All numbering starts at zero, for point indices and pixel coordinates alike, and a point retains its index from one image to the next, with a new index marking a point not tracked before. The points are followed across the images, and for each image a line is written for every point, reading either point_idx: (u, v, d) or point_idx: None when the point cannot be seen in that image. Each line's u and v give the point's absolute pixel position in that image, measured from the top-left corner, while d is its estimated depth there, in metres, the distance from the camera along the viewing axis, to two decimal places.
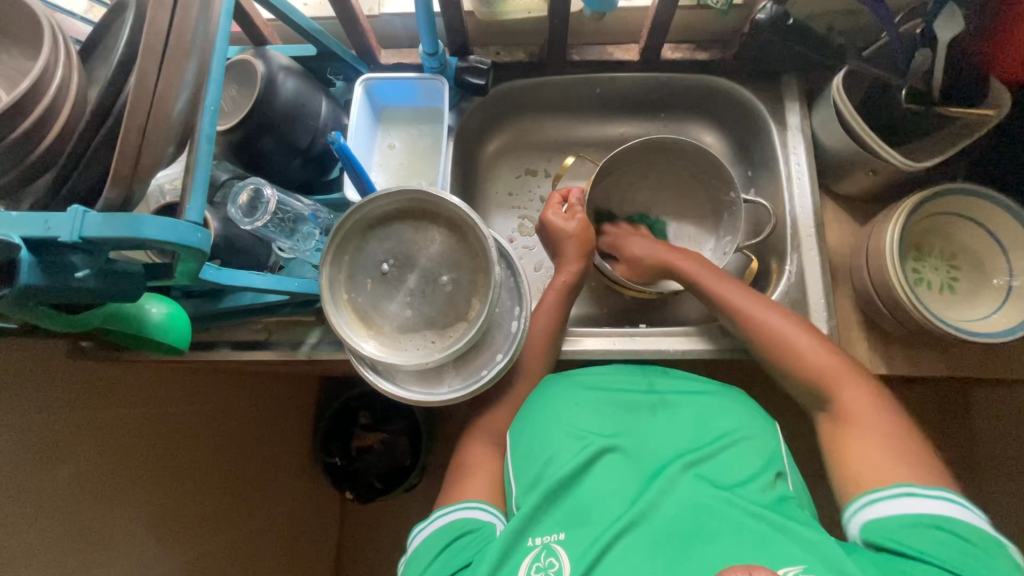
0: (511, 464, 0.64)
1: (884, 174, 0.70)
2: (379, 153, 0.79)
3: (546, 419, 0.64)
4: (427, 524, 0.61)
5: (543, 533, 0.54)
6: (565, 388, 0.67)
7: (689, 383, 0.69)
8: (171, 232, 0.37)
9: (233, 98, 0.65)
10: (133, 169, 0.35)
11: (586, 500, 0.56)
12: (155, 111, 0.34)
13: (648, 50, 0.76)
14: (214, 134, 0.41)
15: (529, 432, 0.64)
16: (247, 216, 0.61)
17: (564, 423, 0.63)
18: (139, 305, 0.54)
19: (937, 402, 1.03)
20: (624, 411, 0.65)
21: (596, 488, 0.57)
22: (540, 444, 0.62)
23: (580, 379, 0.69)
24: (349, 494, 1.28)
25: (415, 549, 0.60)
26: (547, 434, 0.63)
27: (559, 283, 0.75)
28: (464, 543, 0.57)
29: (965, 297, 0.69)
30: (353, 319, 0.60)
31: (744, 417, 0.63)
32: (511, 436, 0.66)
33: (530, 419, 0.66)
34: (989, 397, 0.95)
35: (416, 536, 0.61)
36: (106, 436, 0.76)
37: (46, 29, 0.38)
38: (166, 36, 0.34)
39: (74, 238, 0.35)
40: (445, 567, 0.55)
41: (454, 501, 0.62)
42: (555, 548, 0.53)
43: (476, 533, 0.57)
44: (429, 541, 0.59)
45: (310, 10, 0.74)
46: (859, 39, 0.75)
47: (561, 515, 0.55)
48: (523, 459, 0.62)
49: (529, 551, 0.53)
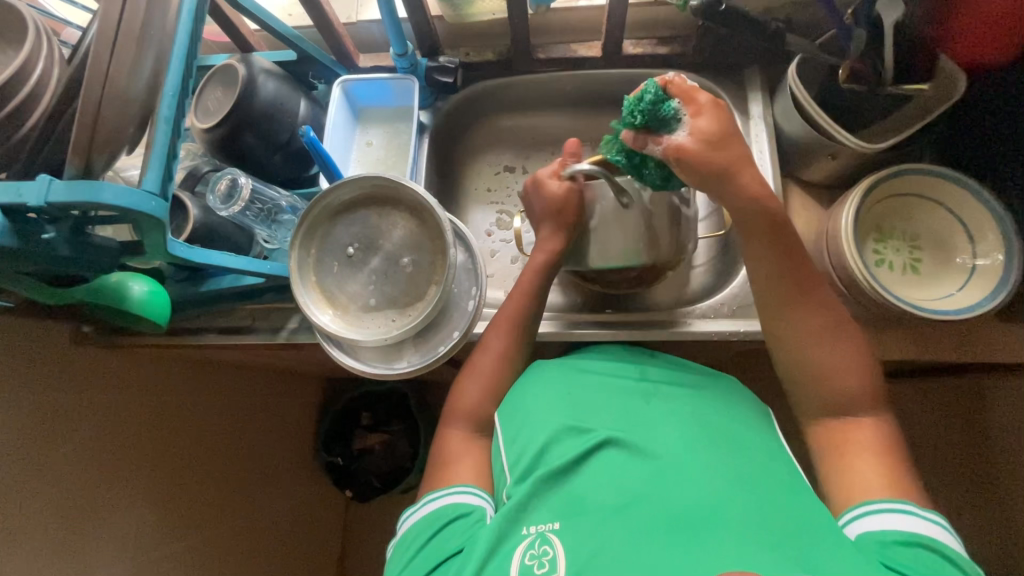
0: (501, 452, 0.65)
1: (843, 158, 0.71)
2: (358, 150, 0.84)
3: (534, 415, 0.64)
4: (414, 510, 0.63)
5: (539, 521, 0.55)
6: (555, 377, 0.69)
7: (672, 368, 0.70)
8: (124, 197, 0.41)
9: (217, 99, 0.71)
10: (91, 141, 0.39)
11: (577, 493, 0.56)
12: (108, 90, 0.39)
13: (609, 46, 0.80)
14: (173, 116, 0.45)
15: (515, 423, 0.65)
16: (223, 202, 0.65)
17: (551, 412, 0.64)
18: (122, 283, 0.56)
19: (947, 404, 1.00)
20: (614, 399, 0.65)
21: (586, 482, 0.56)
22: (528, 432, 0.63)
23: (572, 367, 0.70)
24: (349, 492, 1.32)
25: (403, 534, 0.61)
26: (534, 420, 0.64)
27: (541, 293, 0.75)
28: (451, 533, 0.58)
29: (927, 277, 0.68)
30: (320, 299, 0.64)
31: (728, 409, 0.63)
32: (500, 425, 0.67)
33: (515, 409, 0.67)
34: (999, 396, 0.91)
35: (405, 521, 0.63)
36: (102, 424, 0.80)
37: (33, 30, 0.44)
38: (118, 24, 0.38)
39: (41, 204, 0.40)
40: (433, 558, 0.57)
41: (445, 486, 0.63)
42: (549, 536, 0.53)
43: (465, 518, 0.58)
44: (416, 528, 0.60)
45: (293, 20, 0.81)
46: (817, 29, 0.76)
47: (551, 507, 0.55)
48: (512, 451, 0.63)
49: (524, 539, 0.54)
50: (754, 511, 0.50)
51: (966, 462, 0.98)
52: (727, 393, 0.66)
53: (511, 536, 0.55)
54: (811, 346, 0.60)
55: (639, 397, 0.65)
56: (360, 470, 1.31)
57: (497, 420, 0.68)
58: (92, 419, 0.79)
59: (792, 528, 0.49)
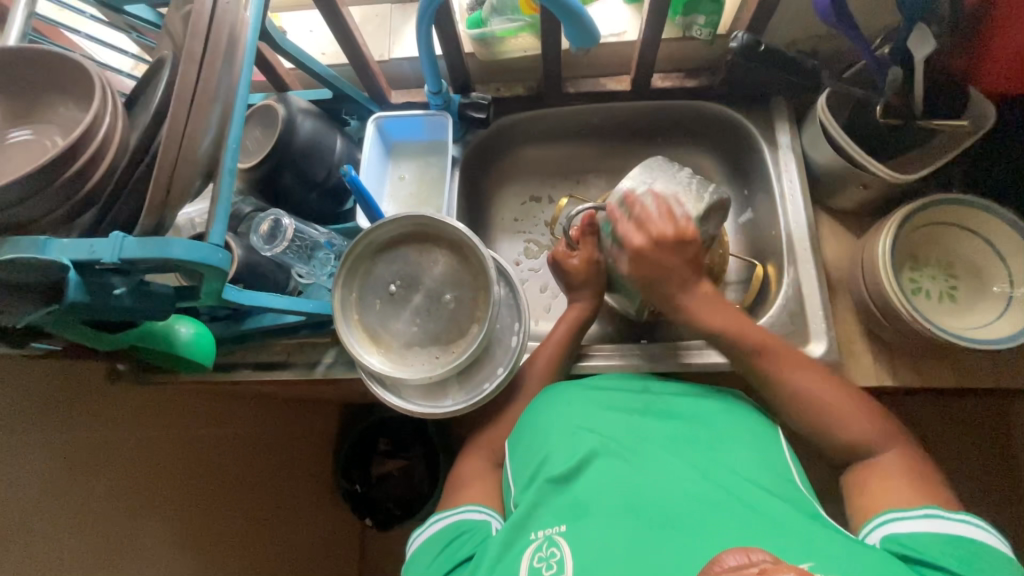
0: (506, 472, 0.63)
1: (875, 188, 0.72)
2: (390, 184, 0.85)
3: (538, 428, 0.62)
4: (425, 528, 0.63)
5: (545, 525, 0.53)
6: (558, 390, 0.65)
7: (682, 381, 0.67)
8: (194, 252, 0.42)
9: (257, 139, 0.72)
10: (164, 199, 0.40)
11: (579, 494, 0.54)
12: (184, 148, 0.39)
13: (638, 80, 0.81)
14: (235, 168, 0.46)
15: (522, 436, 0.63)
16: (267, 243, 0.66)
17: (559, 423, 0.61)
18: (170, 326, 0.59)
19: (974, 425, 1.00)
20: (618, 408, 0.62)
21: (590, 484, 0.54)
22: (532, 441, 0.61)
23: (577, 381, 0.67)
24: (368, 521, 1.27)
25: (415, 552, 0.61)
26: (537, 433, 0.62)
27: (570, 319, 0.76)
28: (464, 540, 0.58)
29: (964, 305, 0.69)
30: (364, 337, 0.64)
31: (747, 413, 0.61)
32: (507, 442, 0.65)
33: (524, 422, 0.65)
34: None
35: (416, 539, 0.63)
36: (119, 442, 0.77)
37: (98, 86, 0.45)
38: (193, 86, 0.39)
39: (114, 260, 0.40)
40: (445, 565, 0.57)
41: (452, 506, 0.64)
42: (557, 538, 0.51)
43: (472, 531, 0.59)
44: (428, 543, 0.61)
45: (327, 59, 0.82)
46: (842, 62, 0.78)
47: (555, 510, 0.54)
48: (516, 459, 0.62)
49: (532, 542, 0.52)
50: (786, 515, 0.49)
51: (995, 483, 0.97)
52: (740, 396, 0.64)
53: (520, 540, 0.54)
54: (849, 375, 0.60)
55: (639, 401, 0.63)
56: (380, 497, 1.28)
57: (507, 444, 0.65)
58: (116, 444, 0.77)
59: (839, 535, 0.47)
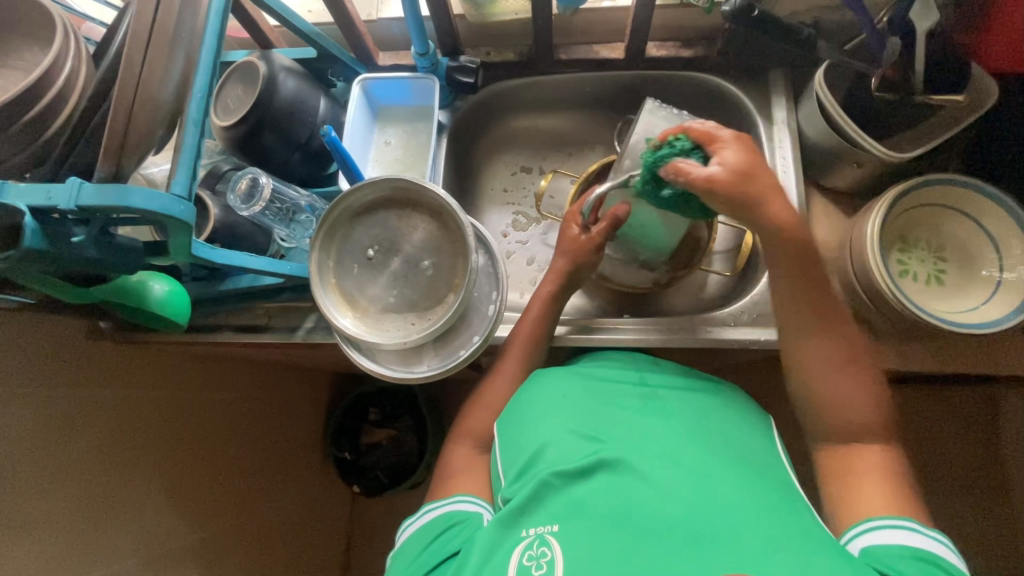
0: (495, 462, 0.62)
1: (869, 166, 0.70)
2: (376, 149, 0.83)
3: (528, 420, 0.62)
4: (415, 520, 0.63)
5: (536, 523, 0.52)
6: (548, 381, 0.65)
7: (672, 372, 0.67)
8: (154, 202, 0.41)
9: (237, 96, 0.70)
10: (122, 145, 0.39)
11: (576, 496, 0.53)
12: (140, 92, 0.38)
13: (632, 48, 0.78)
14: (201, 118, 0.45)
15: (513, 428, 0.62)
16: (244, 202, 0.66)
17: (551, 418, 0.60)
18: (142, 282, 0.58)
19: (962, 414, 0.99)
20: (612, 404, 0.62)
21: (585, 487, 0.53)
22: (526, 434, 0.60)
23: (564, 371, 0.67)
24: (355, 488, 1.28)
25: (403, 544, 0.62)
26: (530, 426, 0.61)
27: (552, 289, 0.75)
28: (454, 533, 0.58)
29: (951, 288, 0.68)
30: (340, 301, 0.64)
31: (736, 411, 0.61)
32: (495, 432, 0.64)
33: (514, 414, 0.64)
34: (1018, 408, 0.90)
35: (403, 532, 0.63)
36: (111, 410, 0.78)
37: (60, 28, 0.43)
38: (150, 27, 0.38)
39: (71, 206, 0.40)
40: (434, 557, 0.57)
41: (446, 495, 0.64)
42: (548, 538, 0.50)
43: (464, 524, 0.59)
44: (417, 535, 0.61)
45: (313, 17, 0.80)
46: (844, 34, 0.75)
47: (549, 509, 0.53)
48: (507, 454, 0.61)
49: (523, 540, 0.52)
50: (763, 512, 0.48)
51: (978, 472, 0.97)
52: (725, 392, 0.64)
53: (509, 536, 0.53)
54: (825, 361, 0.59)
55: (634, 399, 0.63)
56: (369, 465, 1.30)
57: (495, 432, 0.65)
58: (104, 411, 0.77)
59: (820, 546, 0.45)
